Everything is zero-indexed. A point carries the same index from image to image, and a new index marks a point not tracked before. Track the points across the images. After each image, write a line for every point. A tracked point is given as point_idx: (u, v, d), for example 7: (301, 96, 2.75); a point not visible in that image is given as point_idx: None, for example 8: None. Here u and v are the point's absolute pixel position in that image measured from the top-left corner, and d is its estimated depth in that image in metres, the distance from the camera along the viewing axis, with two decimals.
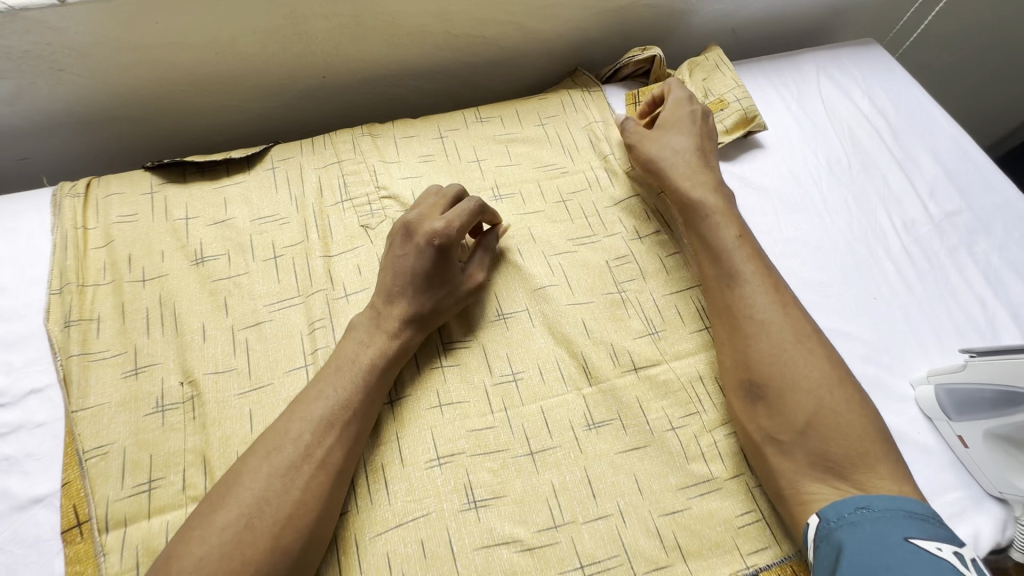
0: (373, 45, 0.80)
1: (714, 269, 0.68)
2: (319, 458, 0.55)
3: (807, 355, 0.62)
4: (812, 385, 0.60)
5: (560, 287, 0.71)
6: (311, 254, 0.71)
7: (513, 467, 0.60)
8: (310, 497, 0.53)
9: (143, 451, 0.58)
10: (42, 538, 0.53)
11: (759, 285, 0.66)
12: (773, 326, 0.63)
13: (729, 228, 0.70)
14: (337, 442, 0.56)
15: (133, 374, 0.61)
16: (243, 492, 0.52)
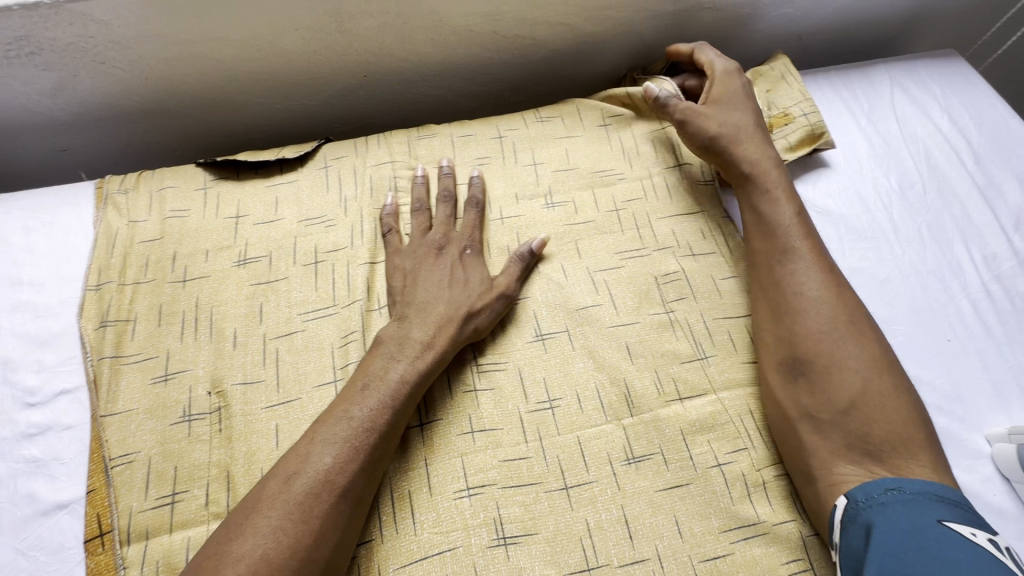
0: (418, 44, 0.77)
1: (762, 243, 0.67)
2: (341, 485, 0.52)
3: (861, 337, 0.60)
4: (865, 369, 0.58)
5: (604, 307, 0.67)
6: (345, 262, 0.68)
7: (547, 502, 0.57)
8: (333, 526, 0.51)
9: (168, 462, 0.56)
10: (65, 545, 0.53)
11: (810, 264, 0.64)
12: (829, 304, 0.61)
13: (785, 205, 0.68)
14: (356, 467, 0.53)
15: (162, 381, 0.60)
16: (266, 521, 0.49)
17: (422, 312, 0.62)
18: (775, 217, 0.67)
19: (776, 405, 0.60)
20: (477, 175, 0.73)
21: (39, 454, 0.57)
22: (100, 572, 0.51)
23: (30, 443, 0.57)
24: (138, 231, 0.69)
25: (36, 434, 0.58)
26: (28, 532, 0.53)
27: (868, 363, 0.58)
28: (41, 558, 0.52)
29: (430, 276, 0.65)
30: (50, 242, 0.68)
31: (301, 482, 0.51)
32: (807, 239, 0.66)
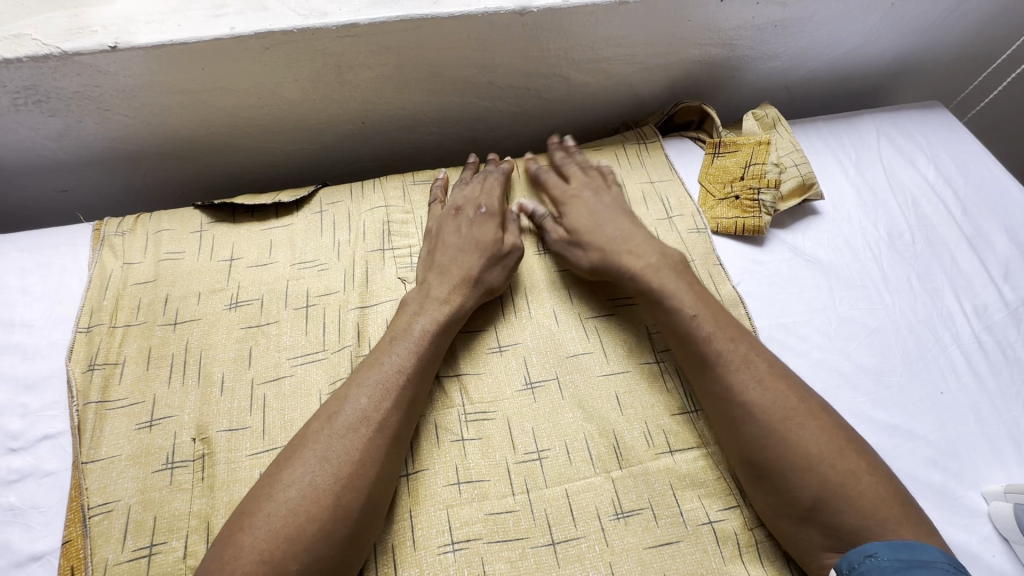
0: (415, 93, 0.79)
1: (688, 355, 0.62)
2: (323, 496, 0.50)
3: (797, 423, 0.55)
4: (808, 459, 0.54)
5: (595, 354, 0.67)
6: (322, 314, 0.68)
7: (533, 559, 0.55)
8: (317, 540, 0.49)
9: (147, 511, 0.55)
10: None
11: (741, 365, 0.59)
12: (758, 398, 0.57)
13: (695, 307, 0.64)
14: (339, 476, 0.52)
15: (147, 426, 0.60)
16: (246, 536, 0.48)
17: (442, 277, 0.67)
18: (688, 305, 0.64)
19: (750, 496, 0.58)
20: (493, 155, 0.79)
21: (16, 502, 0.56)
22: None
23: (8, 490, 0.56)
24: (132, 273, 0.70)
25: (15, 481, 0.57)
26: None
27: (812, 450, 0.54)
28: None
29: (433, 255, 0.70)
30: (45, 282, 0.69)
31: (281, 495, 0.50)
32: (724, 315, 0.63)
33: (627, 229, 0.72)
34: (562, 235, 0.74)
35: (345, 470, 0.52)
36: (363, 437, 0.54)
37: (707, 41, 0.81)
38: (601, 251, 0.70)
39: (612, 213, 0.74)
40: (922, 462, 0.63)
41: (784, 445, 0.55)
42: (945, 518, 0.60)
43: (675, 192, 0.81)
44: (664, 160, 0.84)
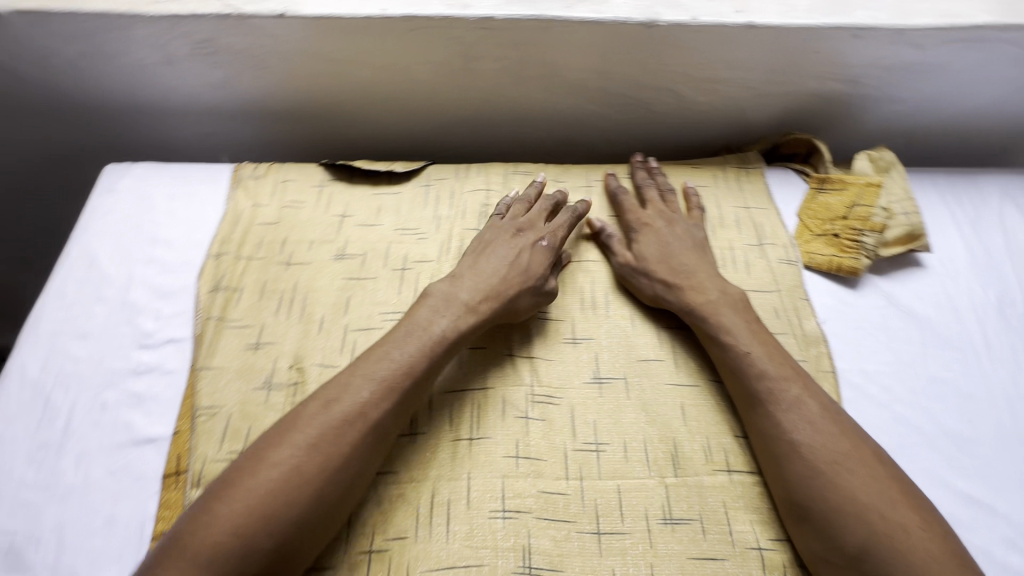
0: (532, 89, 0.83)
1: (739, 390, 0.63)
2: (304, 477, 0.52)
3: (844, 468, 0.55)
4: (854, 506, 0.53)
5: (665, 363, 0.68)
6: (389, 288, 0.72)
7: (577, 543, 0.58)
8: (288, 518, 0.51)
9: (244, 421, 0.62)
10: (145, 475, 0.59)
11: (796, 405, 0.60)
12: (807, 439, 0.58)
13: (754, 345, 0.64)
14: (321, 462, 0.53)
15: (253, 348, 0.67)
16: (226, 502, 0.51)
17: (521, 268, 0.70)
18: (744, 340, 0.65)
19: (793, 537, 0.57)
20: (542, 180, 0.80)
21: (141, 390, 0.64)
22: (170, 506, 0.57)
23: (137, 378, 0.65)
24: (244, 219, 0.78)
25: (143, 371, 0.66)
26: (118, 457, 0.60)
27: (857, 496, 0.53)
28: (124, 481, 0.59)
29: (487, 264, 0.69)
30: (188, 208, 0.79)
31: (264, 473, 0.52)
32: (778, 355, 0.64)
33: (698, 264, 0.72)
34: (627, 259, 0.74)
35: (327, 456, 0.54)
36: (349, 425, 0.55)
37: (831, 75, 0.80)
38: (666, 282, 0.71)
39: (681, 245, 0.75)
40: (999, 541, 0.59)
41: (831, 486, 0.54)
42: None
43: (770, 220, 0.80)
44: (764, 188, 0.84)
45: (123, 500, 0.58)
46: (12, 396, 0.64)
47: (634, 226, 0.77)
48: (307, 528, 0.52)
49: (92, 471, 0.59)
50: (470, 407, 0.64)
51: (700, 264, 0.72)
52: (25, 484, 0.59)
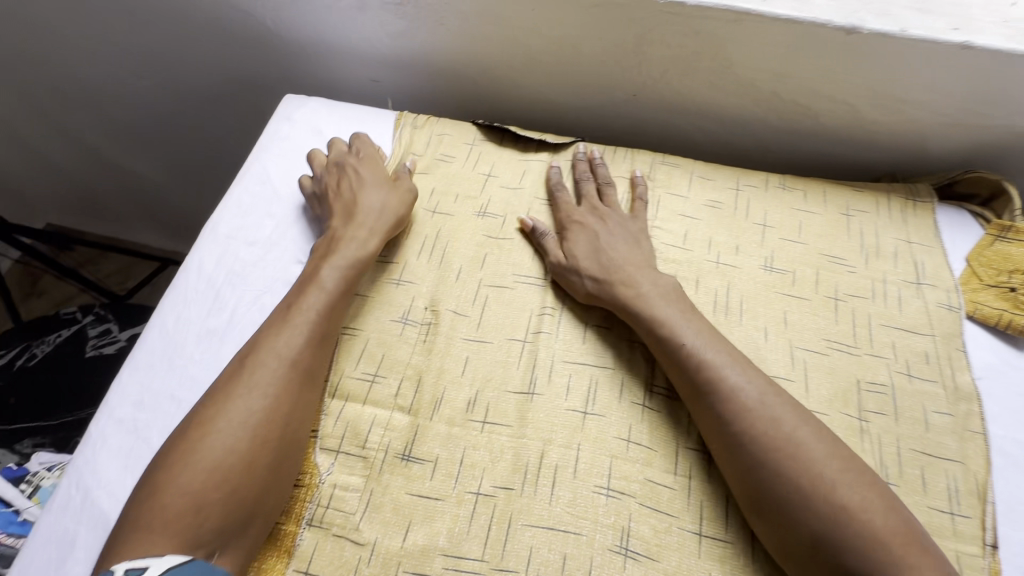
0: (697, 82, 0.81)
1: (721, 435, 0.59)
2: (293, 361, 0.60)
3: (847, 488, 0.53)
4: (839, 518, 0.52)
5: (797, 385, 0.65)
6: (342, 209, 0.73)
7: (677, 538, 0.57)
8: (292, 401, 0.58)
9: (379, 347, 0.67)
10: None
11: (794, 454, 0.55)
12: (785, 451, 0.56)
13: (732, 375, 0.60)
14: (293, 339, 0.61)
15: (395, 283, 0.72)
16: (243, 377, 0.58)
17: (658, 278, 0.69)
18: (720, 366, 0.61)
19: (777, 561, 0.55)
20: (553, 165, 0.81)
21: None
22: None
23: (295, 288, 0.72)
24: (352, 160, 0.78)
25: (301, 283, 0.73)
26: None
27: (847, 508, 0.52)
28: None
29: (370, 181, 0.76)
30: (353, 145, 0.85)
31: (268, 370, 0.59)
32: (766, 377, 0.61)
33: (636, 264, 0.70)
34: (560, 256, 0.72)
35: (305, 341, 0.61)
36: (298, 312, 0.63)
37: None
38: (598, 278, 0.69)
39: (623, 246, 0.72)
40: None
41: (839, 535, 0.51)
42: None
43: (933, 260, 0.74)
44: (931, 225, 0.77)
45: None
46: (190, 283, 0.71)
47: (588, 231, 0.73)
48: (304, 411, 0.60)
49: None
50: (588, 383, 0.65)
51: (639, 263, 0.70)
52: (194, 362, 0.66)
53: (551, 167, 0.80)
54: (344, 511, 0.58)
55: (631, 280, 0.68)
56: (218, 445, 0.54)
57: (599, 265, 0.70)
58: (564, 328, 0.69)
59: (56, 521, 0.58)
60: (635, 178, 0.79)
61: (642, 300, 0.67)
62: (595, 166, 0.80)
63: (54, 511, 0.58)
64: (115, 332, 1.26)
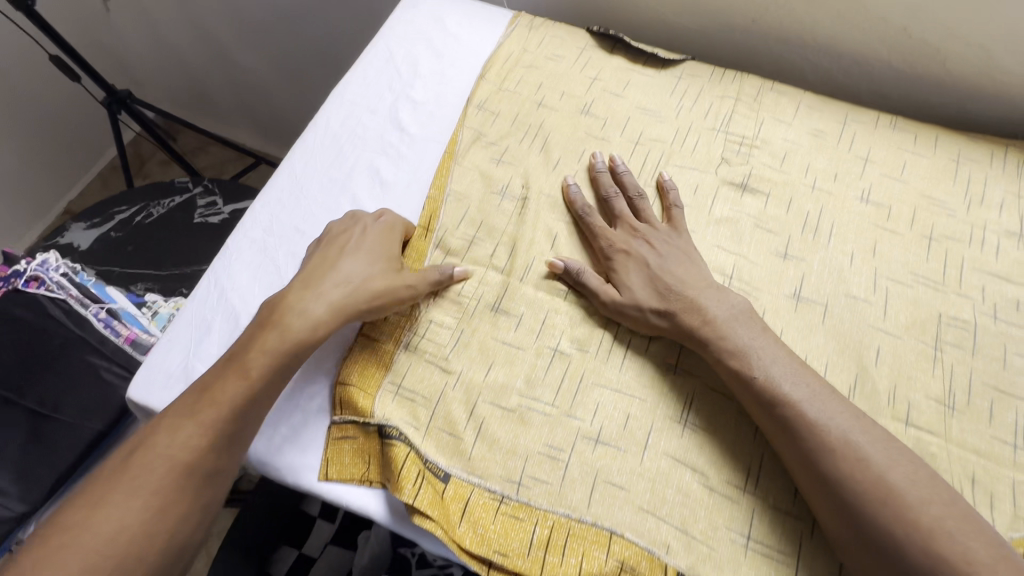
0: (822, 10, 0.80)
1: (743, 389, 0.59)
2: (184, 466, 0.54)
3: (867, 446, 0.54)
4: (851, 465, 0.53)
5: (874, 307, 0.66)
6: (321, 279, 0.65)
7: (736, 419, 0.61)
8: (177, 512, 0.53)
9: (479, 215, 0.73)
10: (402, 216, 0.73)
11: (817, 406, 0.56)
12: (859, 466, 0.52)
13: (750, 331, 0.61)
14: (189, 446, 0.55)
15: (497, 163, 0.77)
16: (124, 484, 0.53)
17: (728, 297, 0.64)
18: (747, 323, 0.62)
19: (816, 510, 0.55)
20: (596, 154, 0.76)
21: (408, 154, 0.77)
22: (416, 250, 0.71)
23: (407, 146, 0.78)
24: (369, 219, 0.70)
25: (414, 142, 0.78)
26: (386, 199, 0.74)
27: (864, 458, 0.53)
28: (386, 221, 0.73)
29: (365, 252, 0.67)
30: (470, 33, 0.88)
31: (94, 527, 0.50)
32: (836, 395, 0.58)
33: (698, 288, 0.64)
34: (613, 293, 0.66)
35: (176, 483, 0.53)
36: (235, 378, 0.58)
37: None
38: (662, 310, 0.64)
39: (679, 268, 0.66)
40: None
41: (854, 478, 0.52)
42: None
43: None
44: None
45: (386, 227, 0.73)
46: (318, 138, 0.79)
47: (638, 259, 0.67)
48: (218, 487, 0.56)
49: (364, 207, 0.74)
50: None
51: (700, 289, 0.64)
52: (316, 202, 0.74)
53: (597, 161, 0.75)
54: (436, 343, 0.66)
55: (697, 305, 0.63)
56: (83, 551, 0.49)
57: (658, 300, 0.64)
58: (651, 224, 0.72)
59: (198, 310, 0.67)
60: (664, 183, 0.73)
61: (713, 328, 0.61)
62: (618, 175, 0.74)
63: (195, 302, 0.68)
64: (219, 205, 1.38)
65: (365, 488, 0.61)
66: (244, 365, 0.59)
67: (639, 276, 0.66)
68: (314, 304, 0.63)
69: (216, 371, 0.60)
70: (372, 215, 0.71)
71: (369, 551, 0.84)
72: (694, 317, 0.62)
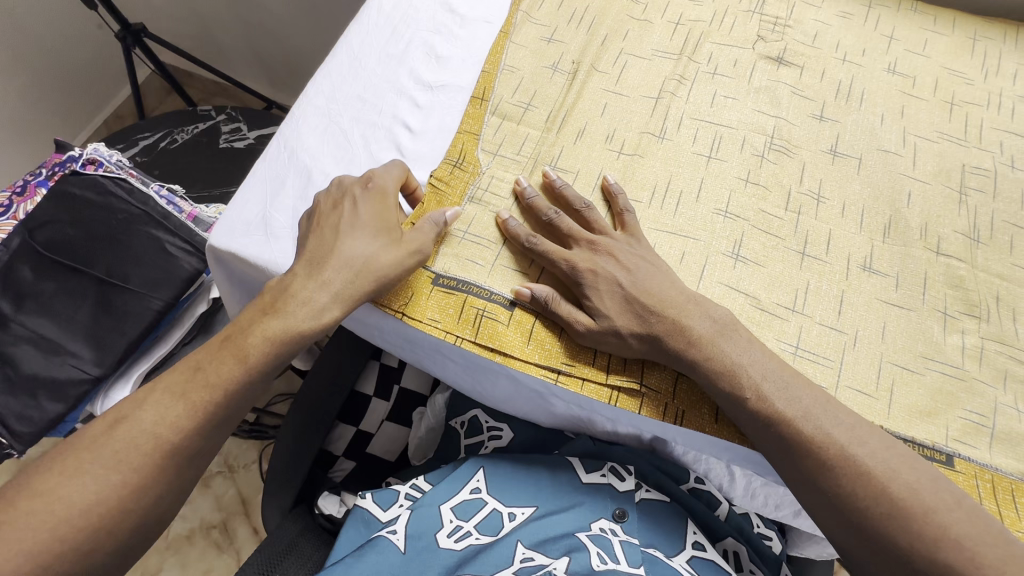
0: None
1: (747, 414, 0.56)
2: (168, 449, 0.52)
3: (873, 455, 0.53)
4: (856, 476, 0.52)
5: (904, 158, 0.72)
6: (323, 263, 0.58)
7: (782, 254, 0.67)
8: (150, 497, 0.52)
9: (532, 86, 0.77)
10: (460, 86, 0.77)
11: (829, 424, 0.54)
12: (862, 478, 0.52)
13: (754, 356, 0.57)
14: (178, 428, 0.52)
15: (547, 41, 0.80)
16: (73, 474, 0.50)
17: (708, 310, 0.59)
18: (749, 343, 0.58)
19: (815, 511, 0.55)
20: (520, 181, 0.68)
21: (463, 33, 0.81)
22: (473, 114, 0.75)
23: (461, 25, 0.81)
24: (358, 187, 0.63)
25: (467, 21, 0.82)
26: (444, 72, 0.78)
27: (869, 471, 0.52)
28: (446, 89, 0.77)
29: (363, 227, 0.60)
30: None
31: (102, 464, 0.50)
32: (837, 403, 0.56)
33: (678, 304, 0.59)
34: (586, 320, 0.60)
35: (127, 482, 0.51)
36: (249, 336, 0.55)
37: None
38: (642, 334, 0.58)
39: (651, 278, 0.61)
40: None
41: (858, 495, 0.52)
42: None
43: None
44: None
45: (446, 95, 0.76)
46: (371, 19, 0.81)
47: (607, 278, 0.61)
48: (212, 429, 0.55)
49: (422, 77, 0.77)
50: (713, 136, 0.74)
51: (681, 303, 0.59)
52: (375, 75, 0.77)
53: (523, 186, 0.67)
54: (499, 197, 0.69)
55: (682, 325, 0.58)
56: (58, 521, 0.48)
57: (631, 326, 0.59)
58: (694, 93, 0.77)
59: (270, 171, 0.71)
60: (608, 187, 0.68)
61: (700, 349, 0.57)
62: (556, 191, 0.67)
63: (267, 162, 0.72)
64: (243, 131, 1.39)
65: (434, 328, 0.63)
66: (243, 348, 0.55)
67: (614, 293, 0.60)
68: (319, 294, 0.57)
69: (215, 349, 0.56)
70: (361, 181, 0.63)
71: (425, 424, 0.86)
72: (681, 339, 0.57)
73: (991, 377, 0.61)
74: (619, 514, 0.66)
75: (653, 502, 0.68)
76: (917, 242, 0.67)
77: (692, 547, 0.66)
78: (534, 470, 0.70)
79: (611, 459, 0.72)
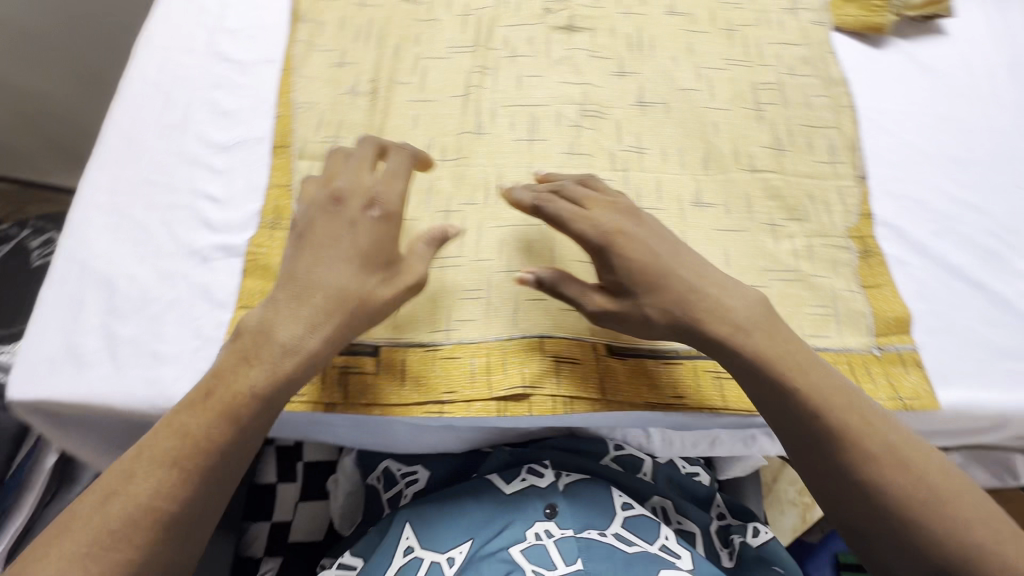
0: None
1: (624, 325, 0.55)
2: (169, 520, 0.46)
3: (870, 398, 0.53)
4: (881, 421, 0.52)
5: (702, 92, 0.76)
6: (307, 296, 0.52)
7: None
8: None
9: (334, 116, 0.72)
10: (257, 137, 0.71)
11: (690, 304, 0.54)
12: (851, 410, 0.52)
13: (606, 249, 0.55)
14: (174, 496, 0.47)
15: (339, 65, 0.76)
16: None
17: (661, 231, 0.57)
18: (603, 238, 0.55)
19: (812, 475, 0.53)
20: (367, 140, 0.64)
21: (246, 80, 0.75)
22: (279, 163, 0.69)
23: (241, 73, 0.75)
24: (360, 208, 0.56)
25: (248, 66, 0.76)
26: (236, 127, 0.71)
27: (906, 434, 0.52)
28: (242, 146, 0.70)
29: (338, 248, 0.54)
30: None
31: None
32: (863, 405, 0.53)
33: (677, 250, 0.56)
34: (594, 296, 0.55)
35: None
36: (193, 445, 0.48)
37: None
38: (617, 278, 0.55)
39: (738, 308, 0.54)
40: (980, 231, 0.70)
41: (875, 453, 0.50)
42: (991, 272, 0.67)
43: None
44: None
45: (244, 152, 0.70)
46: (135, 91, 0.73)
47: (573, 234, 0.56)
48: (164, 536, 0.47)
49: (212, 139, 0.70)
50: (529, 118, 0.74)
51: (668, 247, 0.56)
52: (157, 152, 0.69)
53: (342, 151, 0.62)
54: None
55: (660, 261, 0.54)
56: None
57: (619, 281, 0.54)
58: (500, 81, 0.76)
59: (61, 292, 0.62)
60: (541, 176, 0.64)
61: (719, 285, 0.55)
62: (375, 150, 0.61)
63: (54, 284, 0.62)
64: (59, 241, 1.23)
65: (299, 402, 0.58)
66: (245, 390, 0.49)
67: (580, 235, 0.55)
68: (297, 326, 0.51)
69: (196, 408, 0.49)
70: (362, 202, 0.57)
71: (343, 490, 0.80)
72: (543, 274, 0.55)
73: (824, 269, 0.66)
74: (550, 512, 0.65)
75: (577, 486, 0.69)
76: (734, 167, 0.71)
77: (620, 519, 0.66)
78: (461, 505, 0.67)
79: (530, 459, 0.72)
